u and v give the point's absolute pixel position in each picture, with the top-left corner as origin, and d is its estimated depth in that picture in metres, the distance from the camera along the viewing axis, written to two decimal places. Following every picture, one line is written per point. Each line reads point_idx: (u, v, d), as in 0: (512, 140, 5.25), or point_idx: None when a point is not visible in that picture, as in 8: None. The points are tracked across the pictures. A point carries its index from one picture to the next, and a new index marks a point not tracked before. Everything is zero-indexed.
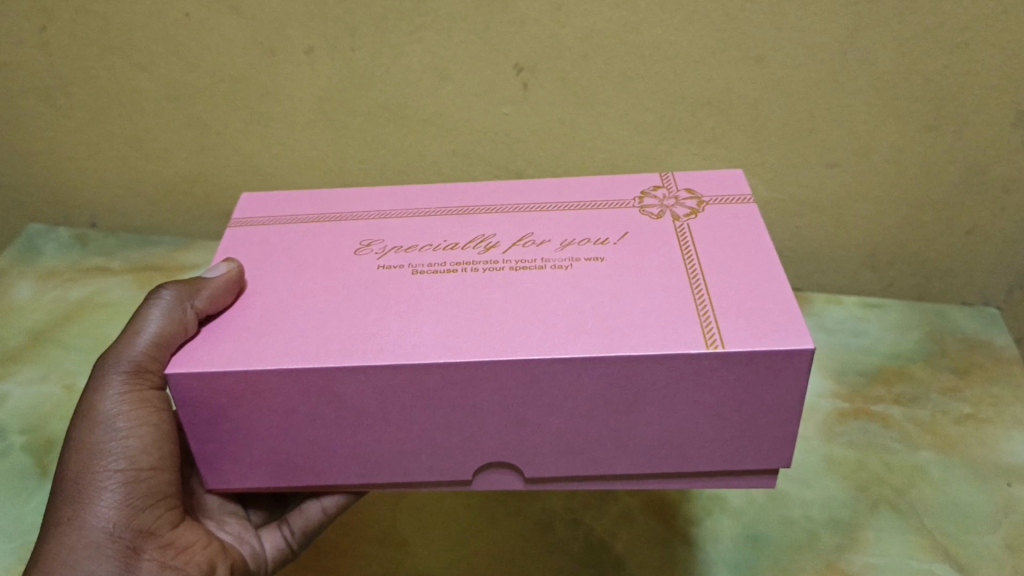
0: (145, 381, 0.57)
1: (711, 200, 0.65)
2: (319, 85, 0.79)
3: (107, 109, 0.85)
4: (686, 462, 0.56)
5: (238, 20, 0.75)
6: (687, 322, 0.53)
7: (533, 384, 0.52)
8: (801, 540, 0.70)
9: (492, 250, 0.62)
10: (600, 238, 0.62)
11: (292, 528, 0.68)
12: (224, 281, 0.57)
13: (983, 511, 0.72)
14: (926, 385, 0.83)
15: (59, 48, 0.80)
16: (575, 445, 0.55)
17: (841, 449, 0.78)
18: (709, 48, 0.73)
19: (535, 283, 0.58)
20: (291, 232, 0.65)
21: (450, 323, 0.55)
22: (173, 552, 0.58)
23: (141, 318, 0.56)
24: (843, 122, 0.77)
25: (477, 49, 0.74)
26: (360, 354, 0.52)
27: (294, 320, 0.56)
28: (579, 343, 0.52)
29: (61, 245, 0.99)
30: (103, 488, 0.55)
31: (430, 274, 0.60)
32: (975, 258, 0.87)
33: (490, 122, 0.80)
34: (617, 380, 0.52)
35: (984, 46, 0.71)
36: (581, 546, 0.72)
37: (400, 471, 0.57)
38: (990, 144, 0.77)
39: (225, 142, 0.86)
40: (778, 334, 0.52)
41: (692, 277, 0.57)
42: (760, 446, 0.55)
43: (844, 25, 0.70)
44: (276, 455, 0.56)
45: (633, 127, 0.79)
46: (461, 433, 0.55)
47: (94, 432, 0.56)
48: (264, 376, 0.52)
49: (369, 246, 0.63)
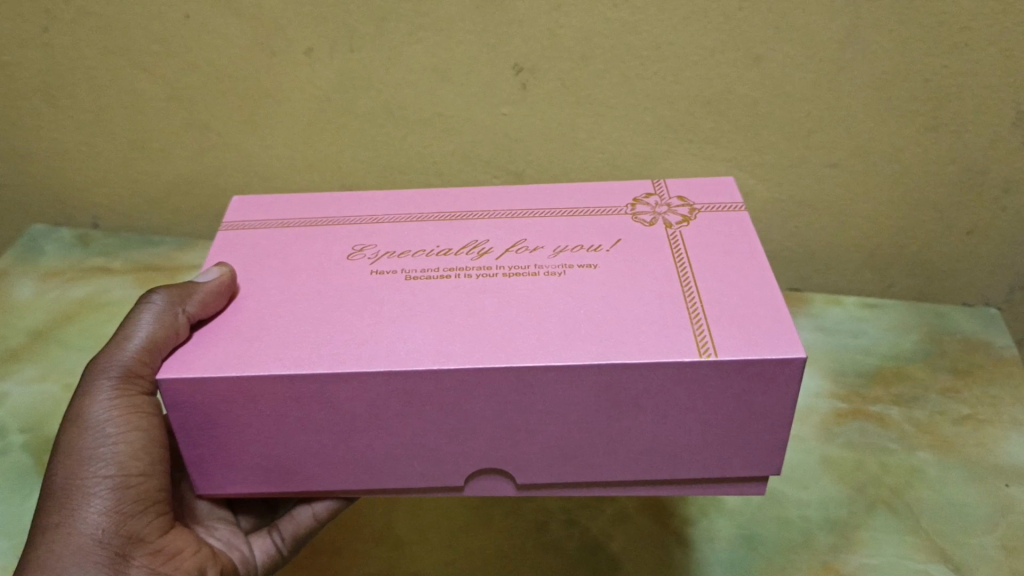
0: (135, 386, 0.57)
1: (702, 207, 0.65)
2: (318, 85, 0.79)
3: (108, 110, 0.85)
4: (677, 469, 0.56)
5: (238, 21, 0.75)
6: (680, 329, 0.53)
7: (526, 390, 0.52)
8: (797, 541, 0.70)
9: (485, 256, 0.62)
10: (592, 244, 0.62)
11: (282, 534, 0.69)
12: (216, 286, 0.57)
13: (981, 512, 0.71)
14: (925, 385, 0.83)
15: (59, 49, 0.81)
16: (567, 451, 0.55)
17: (838, 450, 0.78)
18: (708, 48, 0.73)
19: (529, 289, 0.58)
20: (284, 236, 0.65)
21: (444, 330, 0.55)
22: (162, 559, 0.58)
23: (132, 323, 0.57)
24: (842, 122, 0.77)
25: (476, 49, 0.74)
26: (354, 360, 0.53)
27: (287, 327, 0.56)
28: (571, 350, 0.52)
29: (63, 245, 1.00)
30: (92, 495, 0.55)
31: (423, 279, 0.60)
32: (976, 258, 0.87)
33: (489, 122, 0.80)
34: (609, 388, 0.52)
35: (983, 45, 0.71)
36: (577, 546, 0.72)
37: (392, 477, 0.57)
38: (990, 144, 0.77)
39: (224, 143, 0.86)
40: (771, 342, 0.52)
41: (685, 283, 0.57)
42: (753, 452, 0.55)
43: (843, 25, 0.70)
44: (268, 461, 0.56)
45: (632, 127, 0.79)
46: (453, 440, 0.55)
47: (84, 438, 0.56)
48: (257, 382, 0.52)
49: (362, 250, 0.63)
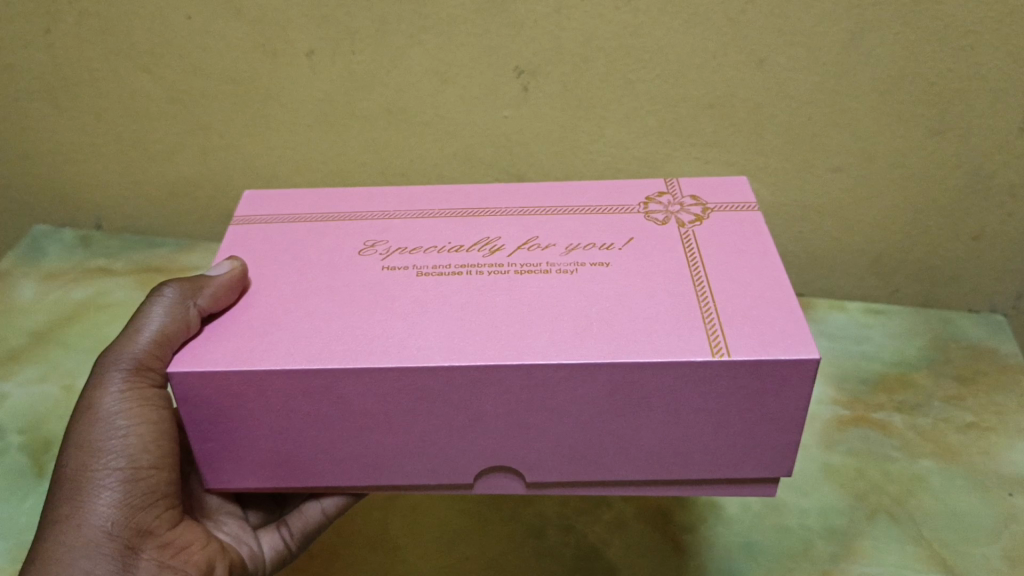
0: (146, 378, 0.58)
1: (715, 207, 0.64)
2: (320, 87, 0.79)
3: (110, 111, 0.85)
4: (687, 469, 0.56)
5: (240, 23, 0.75)
6: (692, 329, 0.53)
7: (538, 388, 0.52)
8: (797, 550, 0.69)
9: (497, 253, 0.61)
10: (605, 243, 0.62)
11: (291, 529, 0.69)
12: (227, 280, 0.57)
13: (983, 521, 0.71)
14: (929, 393, 0.82)
15: (63, 50, 0.81)
16: (579, 450, 0.55)
17: (839, 457, 0.77)
18: (711, 51, 0.72)
19: (539, 287, 0.58)
20: (294, 231, 0.65)
21: (456, 327, 0.54)
22: (171, 552, 0.58)
23: (144, 315, 0.57)
24: (846, 126, 0.76)
25: (477, 51, 0.74)
26: (366, 356, 0.52)
27: (297, 322, 0.56)
28: (584, 348, 0.52)
29: (66, 246, 1.00)
30: (101, 486, 0.55)
31: (434, 276, 0.60)
32: (983, 263, 0.86)
33: (490, 125, 0.80)
34: (622, 386, 0.52)
35: (989, 49, 0.70)
36: (573, 552, 0.72)
37: (400, 474, 0.57)
38: (996, 148, 0.76)
39: (226, 145, 0.86)
40: (784, 343, 0.51)
41: (698, 282, 0.57)
42: (762, 454, 0.55)
43: (847, 28, 0.70)
44: (278, 456, 0.56)
45: (634, 130, 0.79)
46: (464, 436, 0.55)
47: (94, 430, 0.56)
48: (267, 377, 0.52)
49: (373, 246, 0.63)
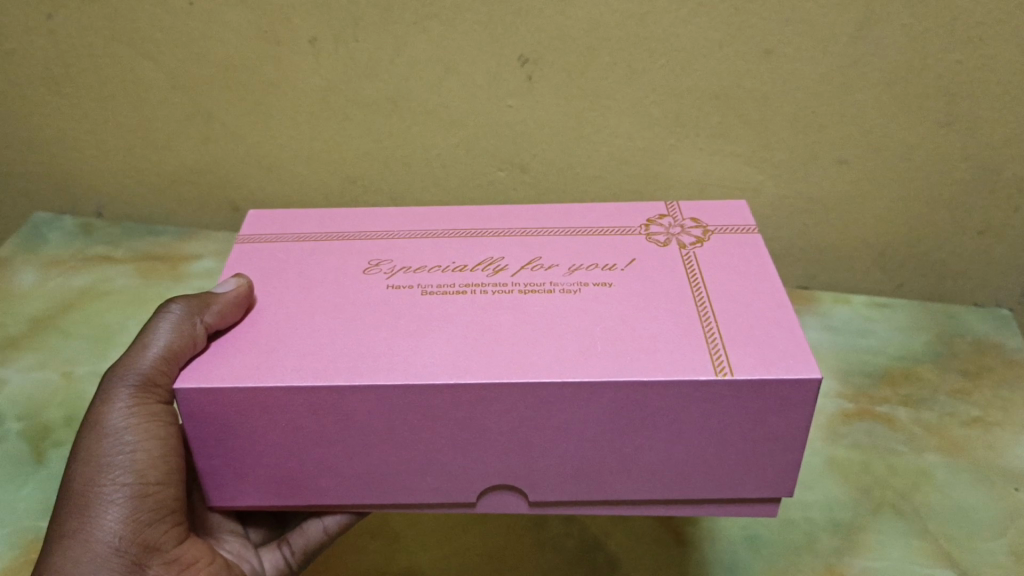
0: (152, 395, 0.57)
1: (716, 229, 0.64)
2: (323, 75, 0.78)
3: (112, 97, 0.85)
4: (690, 489, 0.55)
5: (244, 9, 0.75)
6: (696, 349, 0.52)
7: (543, 407, 0.51)
8: (800, 543, 0.69)
9: (501, 273, 0.61)
10: (607, 263, 0.61)
11: (293, 547, 0.68)
12: (234, 297, 0.57)
13: (989, 516, 0.70)
14: (934, 387, 0.81)
15: (66, 36, 0.81)
16: (581, 470, 0.54)
17: (844, 451, 0.76)
18: (717, 41, 0.71)
19: (545, 305, 0.57)
20: (298, 249, 0.65)
21: (460, 343, 0.54)
22: (177, 568, 0.58)
23: (151, 331, 0.56)
24: (854, 117, 0.76)
25: (482, 39, 0.73)
26: (369, 372, 0.52)
27: (301, 339, 0.55)
28: (588, 366, 0.51)
29: (66, 234, 0.99)
30: (109, 502, 0.55)
31: (439, 295, 0.59)
32: (990, 257, 0.85)
33: (494, 114, 0.79)
34: (627, 405, 0.51)
35: (998, 40, 0.69)
36: (575, 543, 0.71)
37: (403, 492, 0.56)
38: (1004, 141, 0.76)
39: (228, 134, 0.85)
40: (785, 363, 0.51)
41: (700, 304, 0.56)
42: (766, 473, 0.54)
43: (855, 18, 0.69)
44: (280, 474, 0.55)
45: (639, 120, 0.78)
46: (469, 453, 0.54)
47: (101, 445, 0.56)
48: (270, 393, 0.52)
49: (377, 265, 0.63)
